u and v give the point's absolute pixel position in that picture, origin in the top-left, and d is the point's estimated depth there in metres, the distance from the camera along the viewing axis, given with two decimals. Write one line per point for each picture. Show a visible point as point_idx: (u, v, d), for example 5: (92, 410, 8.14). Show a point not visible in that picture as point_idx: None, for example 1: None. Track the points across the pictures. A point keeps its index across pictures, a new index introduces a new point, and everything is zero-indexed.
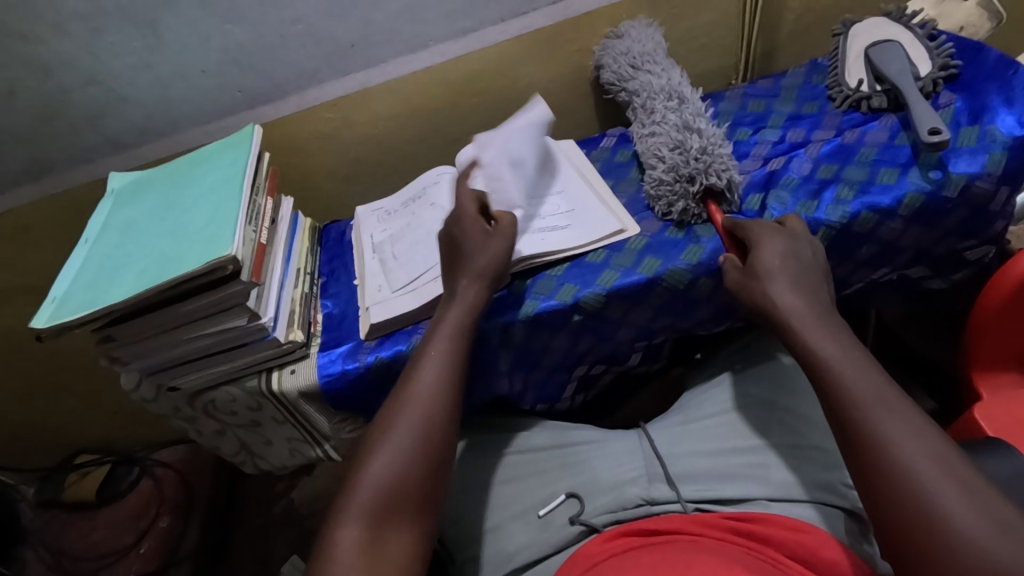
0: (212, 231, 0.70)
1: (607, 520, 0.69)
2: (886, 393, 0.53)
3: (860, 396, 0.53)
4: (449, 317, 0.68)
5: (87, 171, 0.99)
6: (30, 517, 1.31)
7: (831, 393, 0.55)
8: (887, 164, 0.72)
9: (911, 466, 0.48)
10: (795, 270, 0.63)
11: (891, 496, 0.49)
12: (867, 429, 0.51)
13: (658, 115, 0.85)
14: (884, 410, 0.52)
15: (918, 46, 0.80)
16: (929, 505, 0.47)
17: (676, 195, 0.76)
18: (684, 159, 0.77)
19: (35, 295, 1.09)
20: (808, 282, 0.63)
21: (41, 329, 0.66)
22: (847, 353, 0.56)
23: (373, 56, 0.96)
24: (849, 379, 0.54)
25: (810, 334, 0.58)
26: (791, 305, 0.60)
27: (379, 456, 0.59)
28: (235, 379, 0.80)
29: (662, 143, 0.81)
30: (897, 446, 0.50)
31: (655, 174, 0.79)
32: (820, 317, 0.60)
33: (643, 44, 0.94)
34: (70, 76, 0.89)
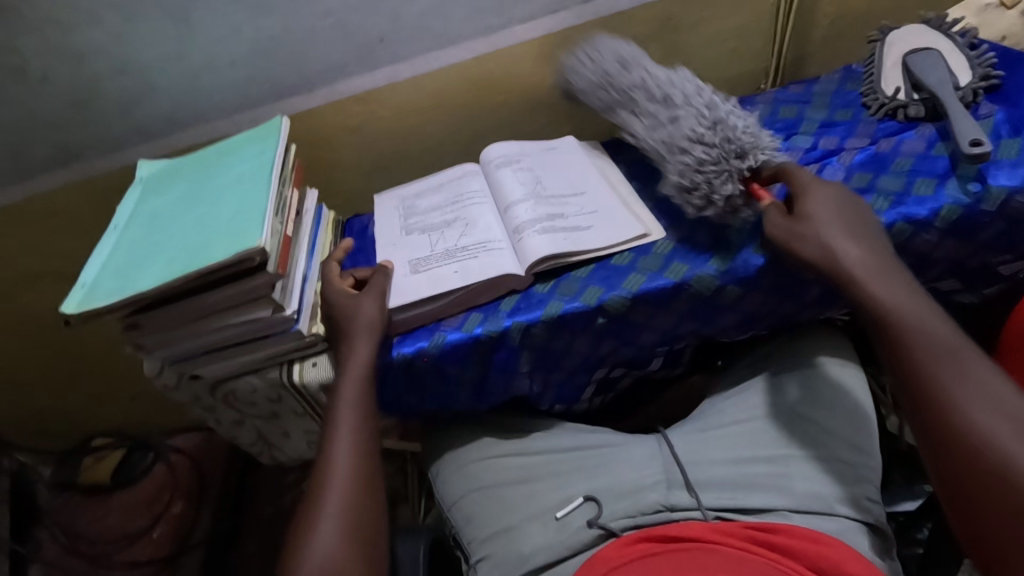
0: (241, 221, 0.70)
1: (625, 525, 0.68)
2: (956, 349, 0.55)
3: (933, 350, 0.55)
4: (348, 384, 0.70)
5: (115, 159, 0.99)
6: (46, 497, 1.33)
7: (903, 345, 0.57)
8: (924, 175, 0.71)
9: (978, 419, 0.51)
10: (850, 220, 0.65)
11: (956, 446, 0.51)
12: (938, 382, 0.54)
13: (675, 101, 0.78)
14: (954, 360, 0.54)
15: (959, 55, 0.78)
16: (994, 451, 0.49)
17: (723, 176, 0.71)
18: (729, 139, 0.72)
19: (60, 279, 1.10)
20: (866, 234, 0.64)
21: (70, 314, 0.66)
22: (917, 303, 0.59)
23: (402, 51, 0.96)
24: (921, 330, 0.57)
25: (876, 286, 0.60)
26: (848, 255, 0.62)
27: (319, 536, 0.60)
28: (256, 370, 0.81)
29: (693, 124, 0.74)
30: (969, 400, 0.52)
31: (690, 156, 0.72)
32: (883, 272, 0.61)
33: (623, 47, 0.88)
34: (102, 64, 0.89)
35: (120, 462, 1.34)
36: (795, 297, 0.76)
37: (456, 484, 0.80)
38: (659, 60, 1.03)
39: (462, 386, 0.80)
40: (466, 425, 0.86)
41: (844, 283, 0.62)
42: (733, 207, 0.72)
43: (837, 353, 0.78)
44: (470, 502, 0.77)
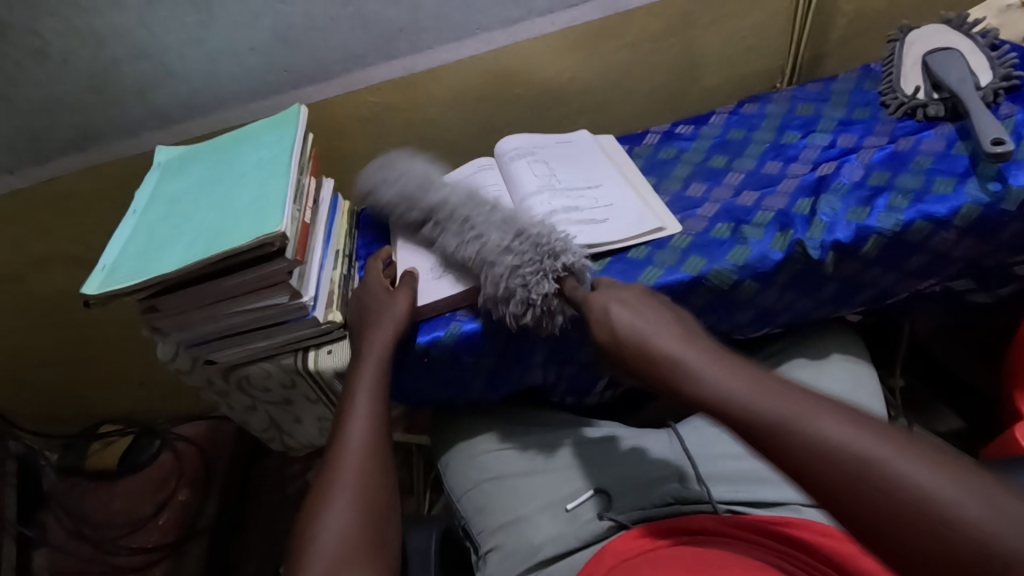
0: (262, 207, 0.70)
1: (635, 517, 0.67)
2: (792, 397, 0.46)
3: (771, 416, 0.45)
4: (366, 376, 0.70)
5: (133, 144, 1.00)
6: (52, 481, 1.33)
7: (747, 426, 0.46)
8: (944, 173, 0.70)
9: (861, 451, 0.41)
10: (651, 309, 0.58)
11: (878, 513, 0.40)
12: (800, 444, 0.43)
13: (476, 217, 0.74)
14: (800, 413, 0.45)
15: (979, 56, 0.78)
16: (905, 491, 0.39)
17: (535, 279, 0.66)
18: (533, 244, 0.68)
19: (73, 263, 1.10)
20: (670, 320, 0.56)
21: (90, 295, 0.67)
22: (735, 371, 0.50)
23: (421, 42, 0.96)
24: (748, 402, 0.46)
25: (699, 369, 0.50)
26: (668, 345, 0.53)
27: (324, 523, 0.58)
28: (271, 356, 0.81)
29: (499, 238, 0.70)
30: (837, 443, 0.42)
31: (503, 263, 0.68)
32: (704, 351, 0.52)
33: (415, 172, 0.84)
34: (122, 48, 0.90)
35: (126, 448, 1.34)
36: (811, 295, 0.76)
37: (467, 475, 0.80)
38: (677, 56, 1.03)
39: (476, 375, 0.80)
40: (478, 416, 0.86)
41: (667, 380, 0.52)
42: (548, 312, 0.67)
43: (847, 351, 0.80)
44: (482, 492, 0.77)
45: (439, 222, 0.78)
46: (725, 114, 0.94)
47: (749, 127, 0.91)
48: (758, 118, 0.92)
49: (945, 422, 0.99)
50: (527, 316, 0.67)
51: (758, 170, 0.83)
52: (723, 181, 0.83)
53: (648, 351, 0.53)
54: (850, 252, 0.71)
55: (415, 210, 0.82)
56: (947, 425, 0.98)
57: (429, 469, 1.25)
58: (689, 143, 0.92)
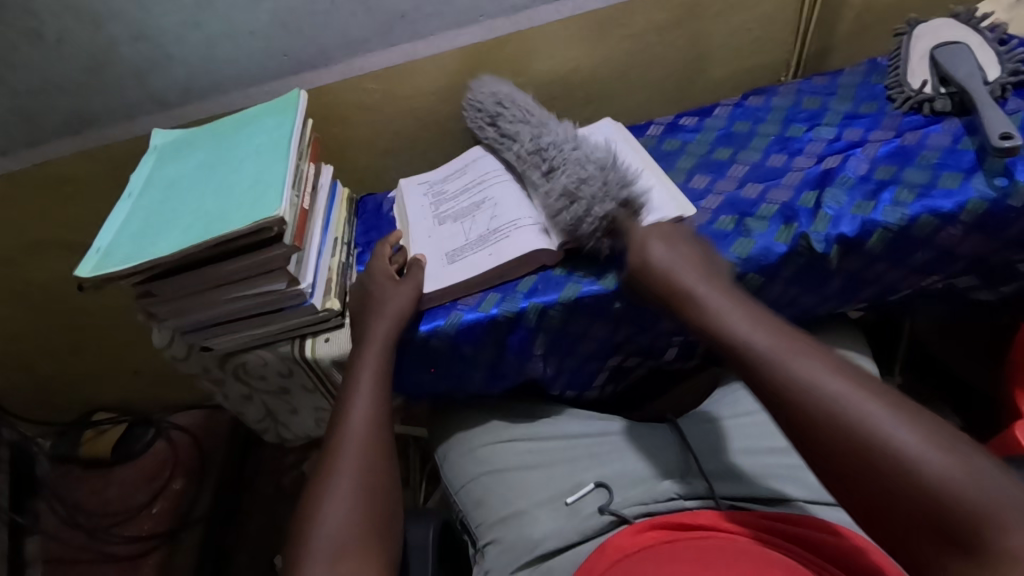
0: (261, 192, 0.69)
1: (638, 512, 0.67)
2: (791, 339, 0.53)
3: (764, 346, 0.53)
4: (367, 366, 0.69)
5: (129, 128, 0.98)
6: (46, 469, 1.32)
7: (742, 353, 0.54)
8: (951, 168, 0.70)
9: (837, 389, 0.47)
10: (682, 252, 0.65)
11: (835, 437, 0.46)
12: (786, 373, 0.50)
13: (558, 143, 0.77)
14: (793, 352, 0.51)
15: (988, 51, 0.77)
16: (863, 422, 0.45)
17: (592, 201, 0.69)
18: (601, 176, 0.71)
19: (67, 249, 1.09)
20: (698, 262, 0.64)
21: (84, 278, 0.66)
22: (750, 311, 0.57)
23: (423, 28, 0.95)
24: (750, 334, 0.54)
25: (710, 304, 0.59)
26: (688, 284, 0.61)
27: (327, 512, 0.58)
28: (268, 344, 0.81)
29: (576, 163, 0.73)
30: (820, 379, 0.49)
31: (572, 181, 0.71)
32: (725, 292, 0.60)
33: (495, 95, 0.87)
34: (119, 29, 0.88)
35: (121, 437, 1.33)
36: (815, 290, 0.75)
37: (465, 468, 0.79)
38: (682, 48, 1.02)
39: (476, 366, 0.79)
40: (477, 407, 0.85)
41: (680, 310, 0.60)
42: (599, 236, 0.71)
43: (850, 348, 0.79)
44: (481, 485, 0.77)
45: (533, 125, 0.80)
46: (730, 106, 0.94)
47: (754, 120, 0.90)
48: (763, 110, 0.91)
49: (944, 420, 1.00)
50: (584, 230, 0.70)
51: (763, 162, 0.82)
52: (726, 173, 0.82)
53: (666, 288, 0.62)
54: (854, 246, 0.70)
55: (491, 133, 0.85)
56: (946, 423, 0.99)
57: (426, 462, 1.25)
58: (693, 134, 0.91)
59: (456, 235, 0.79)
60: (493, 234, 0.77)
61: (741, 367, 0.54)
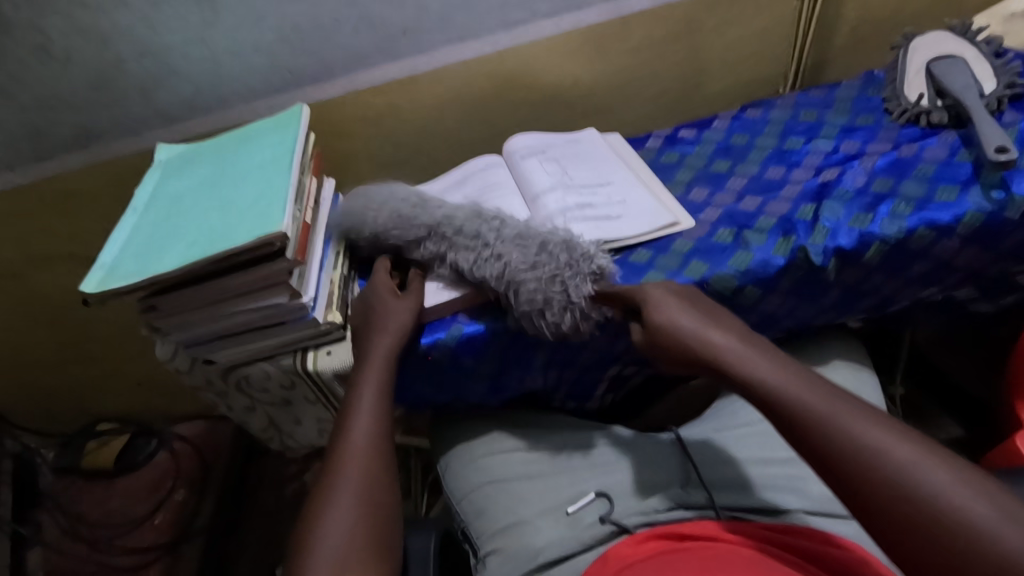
0: (263, 207, 0.70)
1: (639, 522, 0.67)
2: (842, 402, 0.50)
3: (815, 412, 0.50)
4: (370, 378, 0.69)
5: (133, 142, 0.99)
6: (49, 479, 1.33)
7: (791, 419, 0.51)
8: (947, 181, 0.70)
9: (903, 460, 0.45)
10: (698, 307, 0.61)
11: (905, 517, 0.44)
12: (847, 447, 0.47)
13: (487, 236, 0.71)
14: (844, 416, 0.49)
15: (984, 64, 0.78)
16: (934, 499, 0.43)
17: (556, 291, 0.67)
18: (559, 252, 0.69)
19: (72, 262, 1.10)
20: (719, 316, 0.60)
21: (89, 293, 0.66)
22: (785, 368, 0.54)
23: (424, 43, 0.96)
24: (797, 396, 0.51)
25: (754, 367, 0.54)
26: (720, 341, 0.57)
27: (328, 525, 0.58)
28: (270, 357, 0.81)
29: (522, 256, 0.69)
30: (883, 451, 0.46)
31: (534, 278, 0.67)
32: (753, 349, 0.56)
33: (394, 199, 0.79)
34: (125, 46, 0.90)
35: (124, 447, 1.34)
36: (814, 301, 0.75)
37: (467, 477, 0.80)
38: (680, 60, 1.03)
39: (476, 378, 0.80)
40: (477, 419, 0.86)
41: (717, 372, 0.56)
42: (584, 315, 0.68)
43: (849, 358, 0.79)
44: (482, 494, 0.77)
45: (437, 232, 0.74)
46: (728, 119, 0.94)
47: (752, 132, 0.90)
48: (761, 123, 0.91)
49: (945, 431, 1.01)
50: (566, 322, 0.67)
51: (761, 175, 0.82)
52: (725, 186, 0.83)
53: (699, 344, 0.57)
54: (852, 258, 0.71)
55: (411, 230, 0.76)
56: (947, 434, 1.00)
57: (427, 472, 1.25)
58: (691, 147, 0.92)
59: None
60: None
61: (787, 430, 0.51)
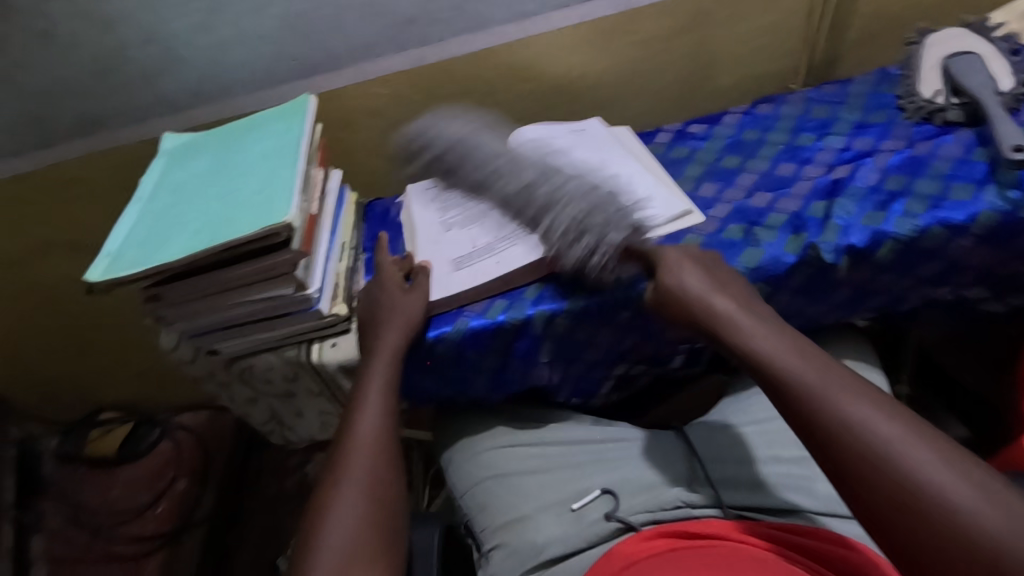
0: (269, 197, 0.69)
1: (645, 519, 0.66)
2: (835, 374, 0.51)
3: (804, 380, 0.51)
4: (377, 372, 0.69)
5: (138, 130, 0.99)
6: (49, 470, 1.31)
7: (783, 385, 0.53)
8: (962, 179, 0.69)
9: (882, 433, 0.46)
10: (717, 273, 0.63)
11: (880, 486, 0.45)
12: (831, 418, 0.49)
13: (555, 171, 0.74)
14: (835, 389, 0.50)
15: (1001, 61, 0.77)
16: (908, 470, 0.44)
17: (593, 231, 0.67)
18: (608, 200, 0.69)
19: (75, 250, 1.10)
20: (731, 284, 0.63)
21: (93, 282, 0.66)
22: (786, 339, 0.56)
23: (431, 33, 0.95)
24: (789, 365, 0.53)
25: (749, 334, 0.57)
26: (724, 308, 0.59)
27: (333, 520, 0.58)
28: (274, 348, 0.81)
29: (577, 185, 0.71)
30: (865, 422, 0.47)
31: (577, 208, 0.68)
32: (757, 316, 0.58)
33: (455, 129, 0.84)
34: (130, 32, 0.89)
35: (127, 436, 1.31)
36: (822, 300, 0.75)
37: (470, 472, 0.79)
38: (691, 54, 1.02)
39: (480, 373, 0.79)
40: (480, 413, 0.85)
41: (716, 336, 0.59)
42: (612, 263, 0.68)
43: (857, 358, 0.79)
44: (485, 490, 0.76)
45: (496, 175, 0.77)
46: (739, 113, 0.93)
47: (763, 128, 0.89)
48: (772, 118, 0.90)
49: (950, 431, 1.00)
50: (596, 255, 0.67)
51: (771, 171, 0.82)
52: (735, 182, 0.82)
53: (701, 305, 0.60)
54: (864, 257, 0.70)
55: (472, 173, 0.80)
56: (952, 434, 0.99)
57: (428, 465, 1.25)
58: (701, 142, 0.91)
59: (462, 241, 0.80)
60: (501, 239, 0.77)
61: (776, 394, 0.53)
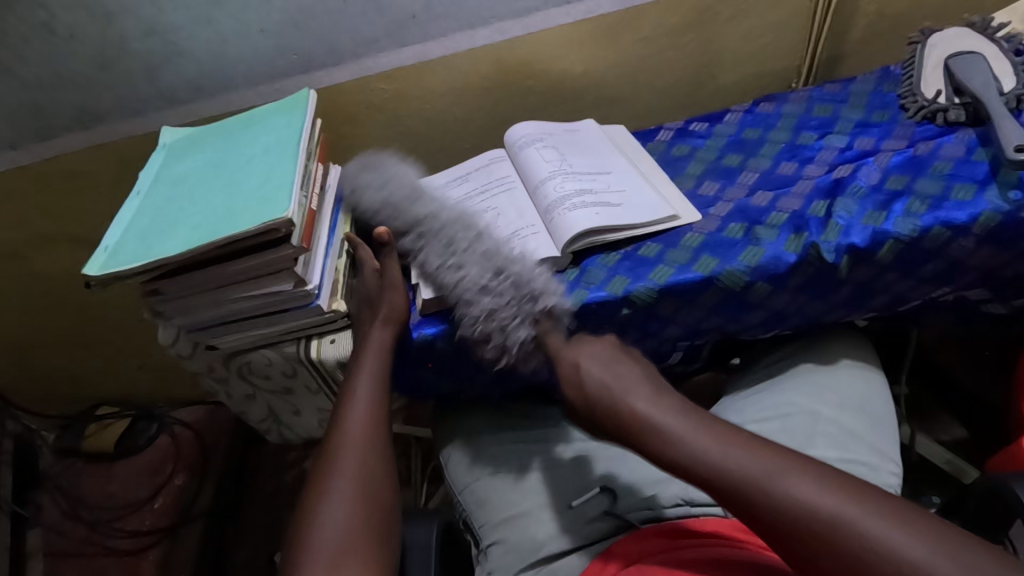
0: (269, 192, 0.69)
1: (644, 517, 0.67)
2: (759, 457, 0.52)
3: (744, 473, 0.52)
4: (368, 368, 0.69)
5: (138, 123, 0.98)
6: (48, 462, 1.33)
7: (726, 486, 0.52)
8: (964, 179, 0.69)
9: (828, 507, 0.47)
10: (630, 373, 0.65)
11: (843, 566, 0.46)
12: (773, 505, 0.49)
13: (461, 249, 0.73)
14: (769, 471, 0.51)
15: (1003, 61, 0.77)
16: (860, 541, 0.45)
17: (499, 328, 0.70)
18: (517, 284, 0.70)
19: (74, 244, 1.10)
20: (645, 383, 0.63)
21: (92, 276, 0.66)
22: (707, 428, 0.57)
23: (433, 29, 0.95)
24: (718, 462, 0.53)
25: (683, 433, 0.57)
26: (651, 411, 0.60)
27: (327, 513, 0.58)
28: (273, 344, 0.81)
29: (478, 273, 0.71)
30: (809, 502, 0.48)
31: (483, 304, 0.69)
32: (678, 415, 0.59)
33: (396, 187, 0.82)
34: (131, 25, 0.88)
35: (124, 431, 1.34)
36: (823, 299, 0.75)
37: (469, 469, 0.79)
38: (693, 52, 1.02)
39: (481, 370, 0.79)
40: (481, 410, 0.85)
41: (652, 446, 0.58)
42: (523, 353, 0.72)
43: (858, 357, 0.79)
44: (485, 486, 0.76)
45: (425, 233, 0.77)
46: (741, 112, 0.93)
47: (764, 127, 0.89)
48: (774, 117, 0.90)
49: (947, 431, 1.02)
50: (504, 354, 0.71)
51: (773, 170, 0.81)
52: (736, 180, 0.82)
53: (631, 411, 0.61)
54: (865, 256, 0.70)
55: (399, 221, 0.80)
56: (950, 434, 1.01)
57: (427, 461, 1.25)
58: (703, 140, 0.90)
59: None
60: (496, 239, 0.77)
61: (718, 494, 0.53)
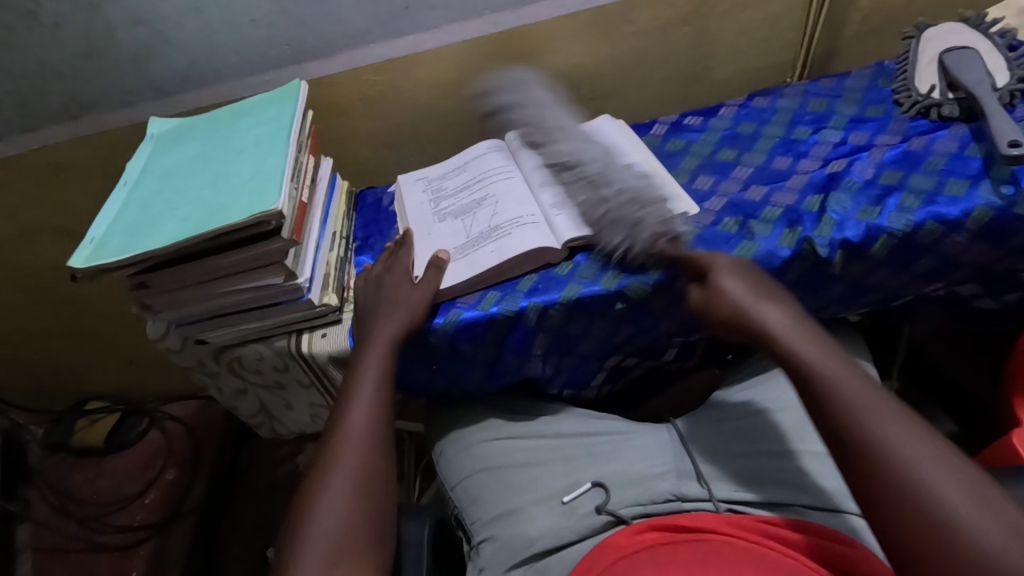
0: (259, 184, 0.68)
1: (635, 513, 0.67)
2: (872, 395, 0.51)
3: (844, 396, 0.52)
4: (368, 365, 0.68)
5: (126, 114, 0.97)
6: (38, 457, 1.32)
7: (824, 398, 0.53)
8: (957, 175, 0.69)
9: (911, 460, 0.47)
10: (762, 289, 0.63)
11: (887, 502, 0.46)
12: (860, 435, 0.49)
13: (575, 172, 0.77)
14: (874, 413, 0.50)
15: (997, 56, 0.77)
16: (928, 497, 0.45)
17: (624, 241, 0.71)
18: (622, 205, 0.72)
19: (61, 236, 1.08)
20: (774, 298, 0.62)
21: (78, 268, 0.65)
22: (827, 350, 0.56)
23: (426, 20, 0.94)
24: (836, 379, 0.53)
25: (789, 342, 0.58)
26: (776, 321, 0.59)
27: (323, 512, 0.57)
28: (263, 338, 0.80)
29: (592, 192, 0.74)
30: (895, 443, 0.48)
31: (604, 219, 0.72)
32: (807, 332, 0.58)
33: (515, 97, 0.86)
34: (116, 14, 0.86)
35: (113, 426, 1.32)
36: (816, 294, 0.75)
37: (462, 464, 0.79)
38: (688, 45, 1.01)
39: (474, 365, 0.79)
40: (474, 405, 0.85)
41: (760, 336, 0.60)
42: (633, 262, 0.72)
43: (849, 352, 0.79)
44: (477, 483, 0.76)
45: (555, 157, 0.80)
46: (735, 106, 0.93)
47: (759, 121, 0.89)
48: (768, 112, 0.90)
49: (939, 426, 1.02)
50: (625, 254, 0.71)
51: (767, 165, 0.81)
52: (731, 175, 0.81)
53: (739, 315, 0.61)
54: (859, 251, 0.70)
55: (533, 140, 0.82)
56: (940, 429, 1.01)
57: (420, 457, 1.24)
58: (698, 135, 0.90)
59: (456, 232, 0.79)
60: (491, 228, 0.77)
61: (816, 399, 0.54)
